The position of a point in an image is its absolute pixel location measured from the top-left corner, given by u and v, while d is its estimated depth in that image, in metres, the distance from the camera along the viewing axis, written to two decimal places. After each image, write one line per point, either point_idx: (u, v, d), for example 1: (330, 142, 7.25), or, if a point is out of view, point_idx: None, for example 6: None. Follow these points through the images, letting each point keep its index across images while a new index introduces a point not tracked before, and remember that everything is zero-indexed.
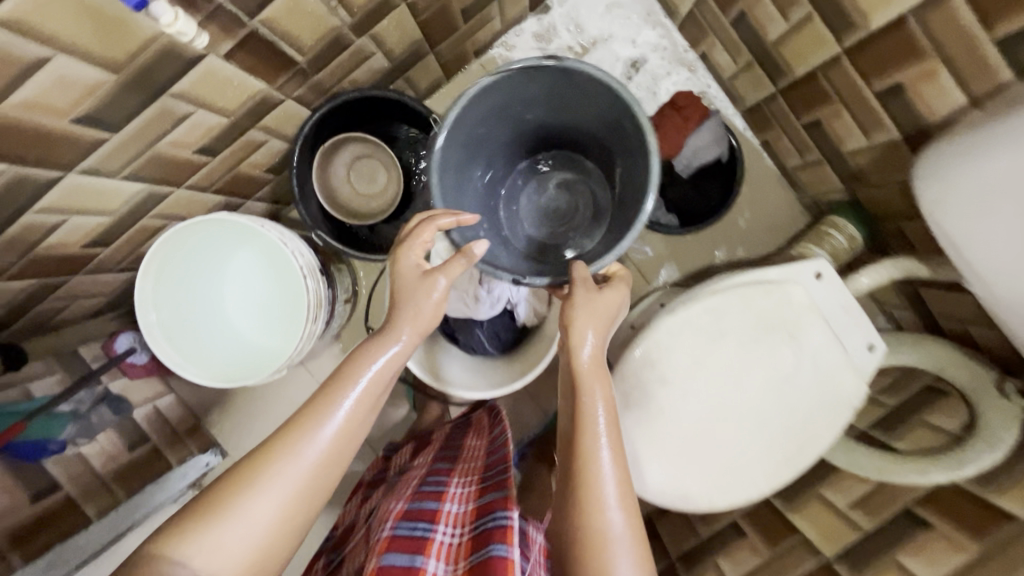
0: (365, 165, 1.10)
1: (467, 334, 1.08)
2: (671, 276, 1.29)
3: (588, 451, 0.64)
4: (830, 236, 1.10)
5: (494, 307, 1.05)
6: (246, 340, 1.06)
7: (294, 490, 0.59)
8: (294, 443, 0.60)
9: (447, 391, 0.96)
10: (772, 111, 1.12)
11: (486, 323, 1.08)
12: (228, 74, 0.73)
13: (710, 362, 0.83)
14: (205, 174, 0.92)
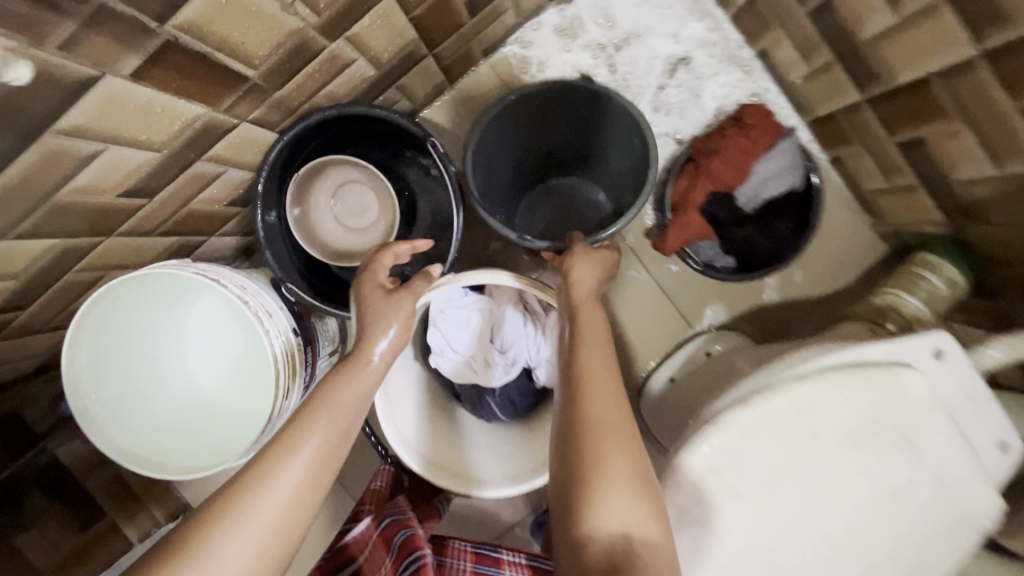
0: (353, 192, 0.89)
1: (475, 401, 0.88)
2: (717, 318, 1.08)
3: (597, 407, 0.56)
4: (922, 278, 0.88)
5: (508, 371, 0.85)
6: (209, 409, 0.86)
7: (264, 527, 0.48)
8: (262, 475, 0.49)
9: (452, 485, 0.76)
10: (853, 123, 0.90)
11: (499, 390, 0.87)
12: (145, 100, 0.53)
13: (794, 472, 0.63)
14: (143, 218, 0.73)
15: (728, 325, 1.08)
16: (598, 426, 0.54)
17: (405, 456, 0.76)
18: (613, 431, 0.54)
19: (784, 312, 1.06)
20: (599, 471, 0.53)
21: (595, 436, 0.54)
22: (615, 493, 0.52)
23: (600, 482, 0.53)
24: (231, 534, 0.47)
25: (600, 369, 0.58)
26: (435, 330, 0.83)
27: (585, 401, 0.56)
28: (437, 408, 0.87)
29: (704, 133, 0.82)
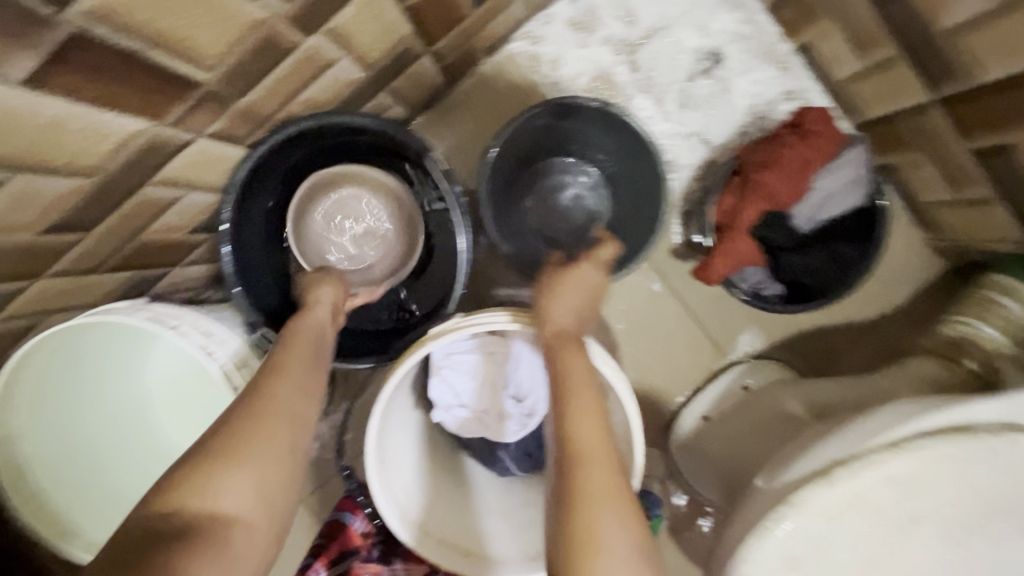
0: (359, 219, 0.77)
1: (484, 455, 0.75)
2: (753, 346, 0.96)
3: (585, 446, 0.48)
4: (997, 304, 0.76)
5: (524, 423, 0.72)
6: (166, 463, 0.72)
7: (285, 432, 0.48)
8: (275, 390, 0.51)
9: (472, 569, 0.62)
10: (915, 126, 0.78)
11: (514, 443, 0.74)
12: (55, 114, 0.40)
13: (890, 562, 0.51)
14: (82, 254, 0.59)
15: (765, 355, 0.95)
16: (591, 489, 0.45)
17: (423, 549, 0.62)
18: (605, 487, 0.46)
19: (829, 337, 0.94)
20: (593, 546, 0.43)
21: (585, 504, 0.45)
22: (610, 574, 0.42)
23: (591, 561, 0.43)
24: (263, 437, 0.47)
25: (590, 416, 0.50)
26: (438, 382, 0.72)
27: (574, 466, 0.47)
28: (444, 470, 0.73)
29: (757, 143, 0.70)
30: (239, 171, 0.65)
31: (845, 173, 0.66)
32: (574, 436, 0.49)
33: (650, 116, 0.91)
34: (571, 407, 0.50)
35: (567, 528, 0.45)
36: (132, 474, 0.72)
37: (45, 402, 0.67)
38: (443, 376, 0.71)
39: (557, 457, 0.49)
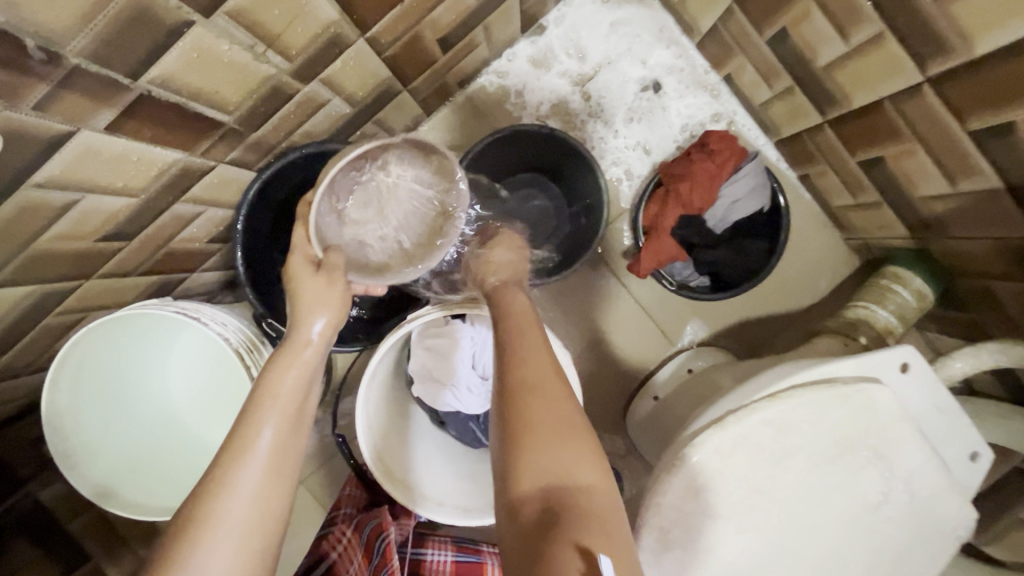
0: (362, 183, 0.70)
1: (459, 427, 0.89)
2: (698, 335, 1.10)
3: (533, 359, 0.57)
4: (893, 292, 0.90)
5: (489, 397, 0.86)
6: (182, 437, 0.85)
7: (241, 529, 0.50)
8: (223, 480, 0.51)
9: (436, 515, 0.76)
10: (817, 143, 0.93)
11: (483, 416, 0.89)
12: (120, 150, 0.54)
13: (771, 489, 0.64)
14: (122, 260, 0.73)
15: (708, 342, 1.09)
16: (527, 382, 0.55)
17: (387, 480, 0.75)
18: (540, 386, 0.55)
19: (762, 325, 1.09)
20: (531, 425, 0.53)
21: (524, 395, 0.54)
22: (549, 453, 0.51)
23: (533, 435, 0.52)
24: (207, 543, 0.49)
25: (527, 335, 0.60)
26: (416, 359, 0.87)
27: (515, 367, 0.57)
28: (418, 442, 0.86)
29: (673, 159, 0.85)
30: (247, 197, 0.79)
31: (747, 181, 0.81)
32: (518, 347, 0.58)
33: (601, 137, 1.06)
34: (517, 330, 0.61)
35: (512, 413, 0.54)
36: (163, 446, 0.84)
37: (95, 383, 0.80)
38: (421, 353, 0.86)
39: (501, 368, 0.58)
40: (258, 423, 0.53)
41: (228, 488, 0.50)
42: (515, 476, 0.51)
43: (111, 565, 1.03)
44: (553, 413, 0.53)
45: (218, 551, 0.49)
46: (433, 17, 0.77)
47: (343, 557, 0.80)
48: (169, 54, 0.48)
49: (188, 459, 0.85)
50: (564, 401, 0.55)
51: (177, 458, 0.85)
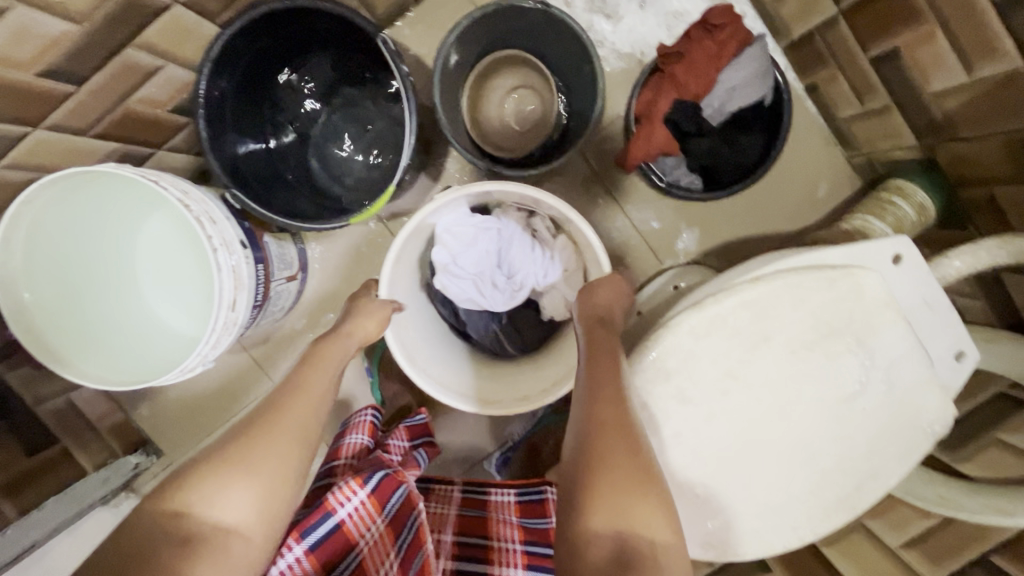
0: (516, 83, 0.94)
1: (481, 330, 0.87)
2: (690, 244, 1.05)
3: (610, 394, 0.56)
4: (893, 205, 0.86)
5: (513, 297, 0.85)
6: (143, 320, 0.79)
7: (283, 435, 0.56)
8: (270, 421, 0.56)
9: (462, 404, 0.75)
10: (828, 42, 0.87)
11: (504, 316, 0.88)
12: None
13: (746, 373, 0.62)
14: (76, 112, 0.69)
15: (697, 262, 1.04)
16: (623, 428, 0.53)
17: (419, 378, 0.73)
18: (630, 425, 0.53)
19: (755, 246, 1.04)
20: (609, 468, 0.51)
21: (602, 441, 0.52)
22: (634, 503, 0.49)
23: (609, 482, 0.50)
24: (267, 446, 0.54)
25: (608, 363, 0.59)
26: (440, 247, 0.80)
27: (607, 408, 0.54)
28: (436, 336, 0.84)
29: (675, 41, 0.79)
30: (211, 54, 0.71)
31: (749, 67, 0.74)
32: (610, 383, 0.56)
33: (601, 32, 1.00)
34: (613, 367, 0.58)
35: (585, 453, 0.52)
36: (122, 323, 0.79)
37: (51, 248, 0.75)
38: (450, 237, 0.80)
39: (580, 403, 0.56)
40: (316, 375, 0.62)
41: (286, 406, 0.58)
42: (586, 521, 0.49)
43: (82, 450, 1.03)
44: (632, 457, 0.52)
45: (265, 456, 0.54)
46: None
47: (356, 518, 0.69)
48: None
49: (153, 345, 0.80)
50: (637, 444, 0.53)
51: (129, 335, 0.79)
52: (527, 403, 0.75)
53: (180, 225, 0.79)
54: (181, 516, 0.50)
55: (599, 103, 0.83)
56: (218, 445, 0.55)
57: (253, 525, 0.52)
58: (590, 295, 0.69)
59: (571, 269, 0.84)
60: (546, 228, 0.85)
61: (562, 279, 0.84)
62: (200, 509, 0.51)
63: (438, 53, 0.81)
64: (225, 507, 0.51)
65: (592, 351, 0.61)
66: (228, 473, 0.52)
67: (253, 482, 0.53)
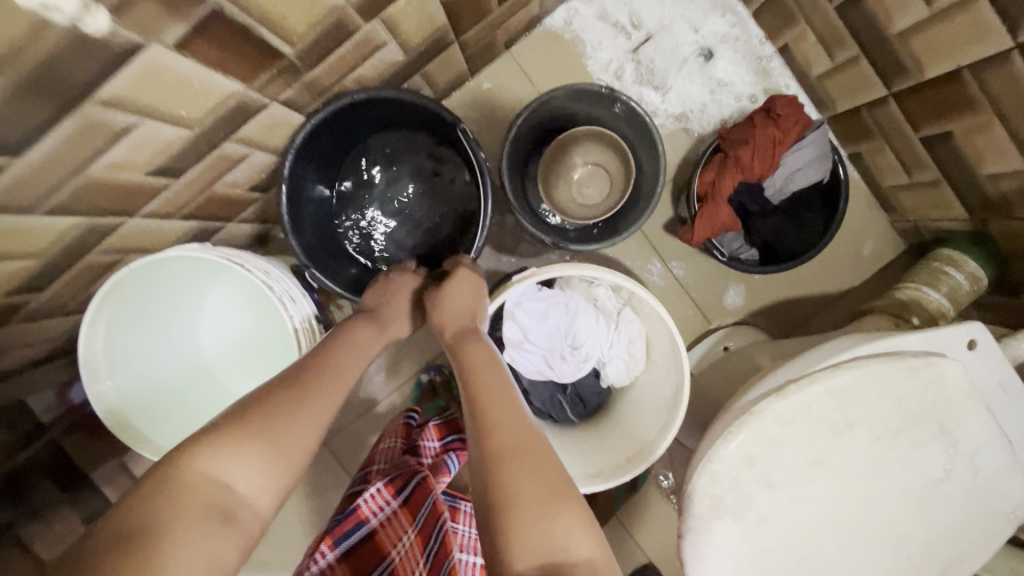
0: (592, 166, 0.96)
1: (546, 399, 0.90)
2: (738, 297, 1.06)
3: (492, 405, 0.55)
4: (947, 274, 0.88)
5: (580, 368, 0.87)
6: (217, 393, 0.84)
7: (321, 413, 0.55)
8: (300, 397, 0.54)
9: None
10: (877, 118, 0.90)
11: (569, 387, 0.90)
12: (184, 73, 0.52)
13: (829, 460, 0.63)
14: (167, 200, 0.71)
15: (744, 322, 1.06)
16: (514, 445, 0.52)
17: None
18: (515, 433, 0.52)
19: (802, 306, 1.06)
20: (513, 496, 0.49)
21: (499, 466, 0.50)
22: (542, 519, 0.48)
23: (519, 509, 0.48)
24: (294, 417, 0.52)
25: (491, 372, 0.59)
26: (513, 323, 0.85)
27: (491, 429, 0.53)
28: None
29: (734, 124, 0.82)
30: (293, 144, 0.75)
31: (810, 150, 0.78)
32: (490, 399, 0.55)
33: (651, 103, 1.04)
34: (482, 378, 0.58)
35: (488, 484, 0.50)
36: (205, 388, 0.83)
37: (132, 327, 0.78)
38: (520, 315, 0.85)
39: (470, 426, 0.55)
40: (345, 352, 0.62)
41: (317, 386, 0.56)
42: (506, 561, 0.47)
43: None
44: (533, 475, 0.50)
45: (294, 436, 0.52)
46: None
47: (388, 526, 0.68)
48: None
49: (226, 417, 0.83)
50: (538, 452, 0.52)
51: (204, 407, 0.83)
52: (597, 479, 0.78)
53: (250, 297, 0.84)
54: (190, 486, 0.46)
55: (661, 178, 0.86)
56: (238, 410, 0.52)
57: (258, 502, 0.50)
58: (441, 305, 0.70)
59: (636, 341, 0.86)
60: (609, 297, 0.88)
61: (627, 351, 0.87)
62: (216, 477, 0.47)
63: (506, 129, 0.85)
64: (245, 479, 0.49)
65: (470, 363, 0.61)
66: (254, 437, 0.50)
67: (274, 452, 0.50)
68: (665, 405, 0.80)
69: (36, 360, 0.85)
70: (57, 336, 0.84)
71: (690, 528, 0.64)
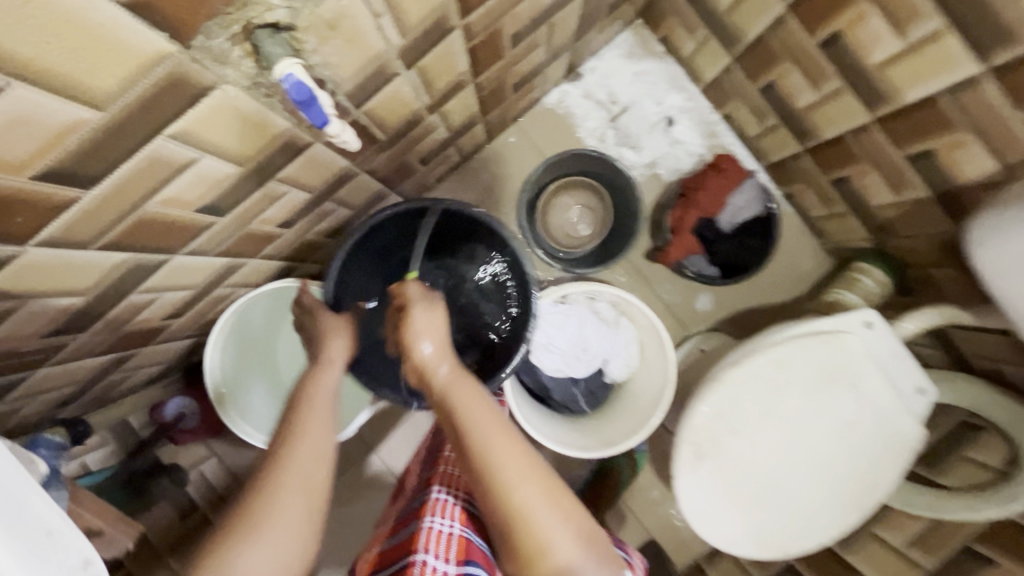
0: (585, 207, 1.26)
1: (564, 392, 1.13)
2: (707, 303, 1.33)
3: (503, 476, 0.61)
4: (860, 280, 1.17)
5: (589, 365, 1.11)
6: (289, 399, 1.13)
7: (291, 522, 0.60)
8: (258, 515, 0.59)
9: (550, 445, 1.02)
10: (798, 167, 1.20)
11: (581, 382, 1.14)
12: (323, 157, 0.77)
13: (775, 412, 0.87)
14: (279, 245, 0.95)
15: (714, 327, 1.32)
16: (528, 502, 0.61)
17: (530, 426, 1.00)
18: (535, 490, 0.61)
19: (759, 314, 1.33)
20: (543, 546, 0.60)
21: (527, 521, 0.60)
22: (564, 555, 0.60)
23: (545, 553, 0.60)
24: (274, 518, 0.59)
25: (485, 424, 0.63)
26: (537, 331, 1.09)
27: (507, 493, 0.61)
28: (532, 403, 1.09)
29: (692, 175, 1.10)
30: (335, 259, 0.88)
31: (748, 193, 1.07)
32: (496, 455, 0.61)
33: (628, 160, 1.34)
34: (485, 447, 0.62)
35: (519, 542, 0.61)
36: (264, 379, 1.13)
37: (240, 338, 1.08)
38: (542, 326, 1.09)
39: (487, 492, 0.62)
40: (298, 444, 0.65)
41: (273, 489, 0.61)
42: None
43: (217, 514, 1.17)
44: (559, 519, 0.61)
45: (265, 551, 0.58)
46: (515, 70, 1.01)
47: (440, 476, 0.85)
48: (379, 94, 0.72)
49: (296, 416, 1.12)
50: (554, 497, 0.62)
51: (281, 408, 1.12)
52: (609, 445, 1.02)
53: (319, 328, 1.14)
54: None
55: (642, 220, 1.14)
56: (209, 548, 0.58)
57: None
58: (429, 335, 0.68)
59: (632, 342, 1.11)
60: (609, 310, 1.12)
61: (625, 350, 1.11)
62: None
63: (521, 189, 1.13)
64: None
65: (461, 418, 0.64)
66: (246, 547, 0.57)
67: (268, 545, 0.58)
68: (655, 394, 1.05)
69: (152, 376, 1.07)
70: (171, 356, 1.06)
71: (681, 470, 0.88)
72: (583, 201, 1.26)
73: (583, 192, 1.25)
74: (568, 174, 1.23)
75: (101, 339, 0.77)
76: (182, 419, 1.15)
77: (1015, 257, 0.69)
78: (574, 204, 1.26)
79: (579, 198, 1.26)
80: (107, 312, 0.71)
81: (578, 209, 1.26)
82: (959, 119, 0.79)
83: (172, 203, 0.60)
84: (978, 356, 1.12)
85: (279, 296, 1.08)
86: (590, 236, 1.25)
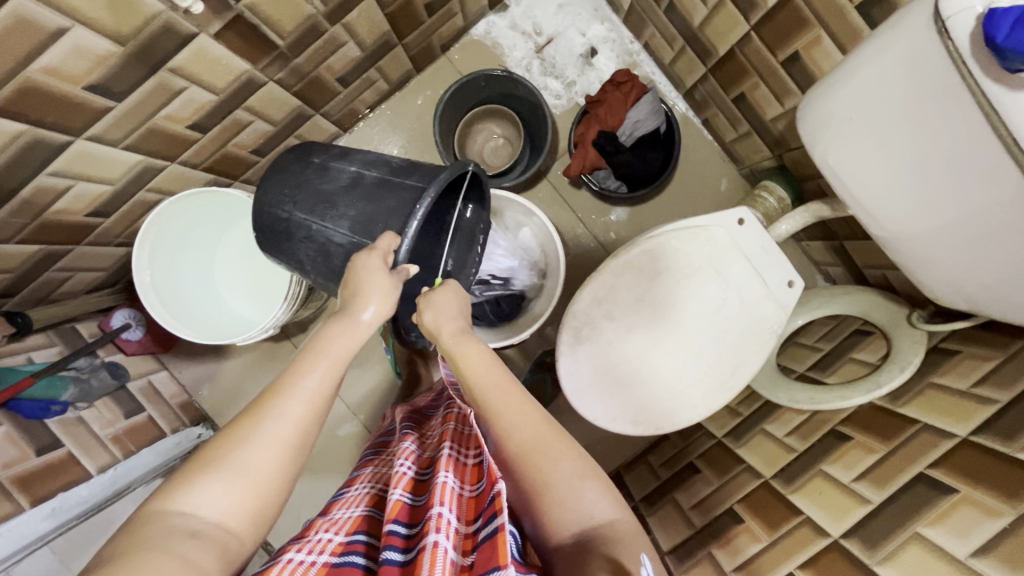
0: (502, 131, 1.37)
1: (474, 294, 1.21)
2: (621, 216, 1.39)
3: (504, 424, 0.67)
4: (762, 198, 1.18)
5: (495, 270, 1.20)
6: (220, 311, 1.22)
7: (285, 446, 0.60)
8: (256, 432, 0.59)
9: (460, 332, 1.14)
10: (708, 91, 1.25)
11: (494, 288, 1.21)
12: (217, 54, 0.84)
13: (649, 297, 0.96)
14: (196, 151, 1.02)
15: None
16: (527, 444, 0.65)
17: None
18: (535, 436, 0.66)
19: None
20: (546, 486, 0.63)
21: (532, 460, 0.64)
22: (566, 499, 0.62)
23: (550, 495, 0.63)
24: (252, 450, 0.58)
25: (490, 377, 0.70)
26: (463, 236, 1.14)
27: (505, 438, 0.66)
28: None
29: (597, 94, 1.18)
30: (416, 213, 0.73)
31: (645, 107, 1.13)
32: (495, 402, 0.68)
33: (553, 89, 1.39)
34: (492, 402, 0.68)
35: (524, 482, 0.64)
36: (198, 281, 1.21)
37: (170, 242, 1.13)
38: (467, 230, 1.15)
39: (495, 435, 0.68)
40: (301, 372, 0.63)
41: (272, 412, 0.60)
42: (553, 532, 0.62)
43: (161, 417, 1.29)
44: (563, 463, 0.64)
45: (244, 463, 0.58)
46: None
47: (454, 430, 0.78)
48: None
49: (224, 327, 1.21)
50: (553, 441, 0.66)
51: (210, 318, 1.20)
52: (516, 335, 1.14)
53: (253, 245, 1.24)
54: (163, 520, 0.53)
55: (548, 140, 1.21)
56: (199, 454, 0.58)
57: (233, 523, 0.56)
58: (432, 313, 0.75)
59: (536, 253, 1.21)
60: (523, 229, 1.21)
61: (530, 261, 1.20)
62: (183, 509, 0.54)
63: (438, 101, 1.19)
64: (212, 505, 0.55)
65: (470, 372, 0.71)
66: (212, 477, 0.56)
67: (266, 443, 0.59)
68: (538, 312, 1.16)
69: (92, 283, 1.15)
70: (108, 265, 1.15)
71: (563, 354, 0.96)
72: (502, 122, 1.37)
73: (501, 117, 1.36)
74: (485, 96, 1.31)
75: (20, 222, 0.85)
76: (127, 329, 1.24)
77: (835, 117, 0.76)
78: (498, 128, 1.37)
79: (495, 121, 1.37)
80: (17, 190, 0.79)
81: (497, 130, 1.37)
82: (809, 14, 0.86)
83: (55, 74, 0.68)
84: (870, 267, 1.19)
85: (212, 206, 1.15)
86: (501, 155, 1.37)
